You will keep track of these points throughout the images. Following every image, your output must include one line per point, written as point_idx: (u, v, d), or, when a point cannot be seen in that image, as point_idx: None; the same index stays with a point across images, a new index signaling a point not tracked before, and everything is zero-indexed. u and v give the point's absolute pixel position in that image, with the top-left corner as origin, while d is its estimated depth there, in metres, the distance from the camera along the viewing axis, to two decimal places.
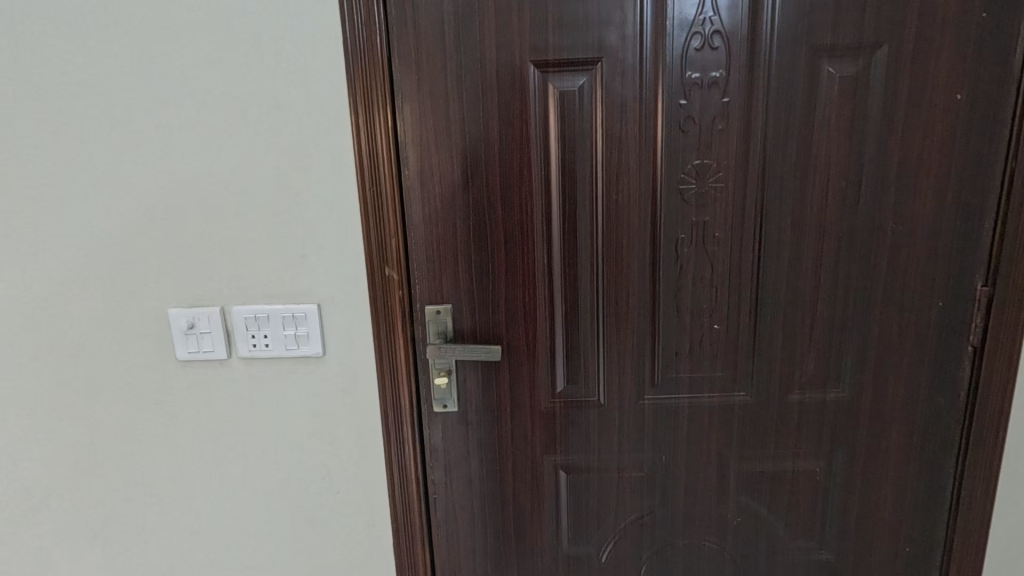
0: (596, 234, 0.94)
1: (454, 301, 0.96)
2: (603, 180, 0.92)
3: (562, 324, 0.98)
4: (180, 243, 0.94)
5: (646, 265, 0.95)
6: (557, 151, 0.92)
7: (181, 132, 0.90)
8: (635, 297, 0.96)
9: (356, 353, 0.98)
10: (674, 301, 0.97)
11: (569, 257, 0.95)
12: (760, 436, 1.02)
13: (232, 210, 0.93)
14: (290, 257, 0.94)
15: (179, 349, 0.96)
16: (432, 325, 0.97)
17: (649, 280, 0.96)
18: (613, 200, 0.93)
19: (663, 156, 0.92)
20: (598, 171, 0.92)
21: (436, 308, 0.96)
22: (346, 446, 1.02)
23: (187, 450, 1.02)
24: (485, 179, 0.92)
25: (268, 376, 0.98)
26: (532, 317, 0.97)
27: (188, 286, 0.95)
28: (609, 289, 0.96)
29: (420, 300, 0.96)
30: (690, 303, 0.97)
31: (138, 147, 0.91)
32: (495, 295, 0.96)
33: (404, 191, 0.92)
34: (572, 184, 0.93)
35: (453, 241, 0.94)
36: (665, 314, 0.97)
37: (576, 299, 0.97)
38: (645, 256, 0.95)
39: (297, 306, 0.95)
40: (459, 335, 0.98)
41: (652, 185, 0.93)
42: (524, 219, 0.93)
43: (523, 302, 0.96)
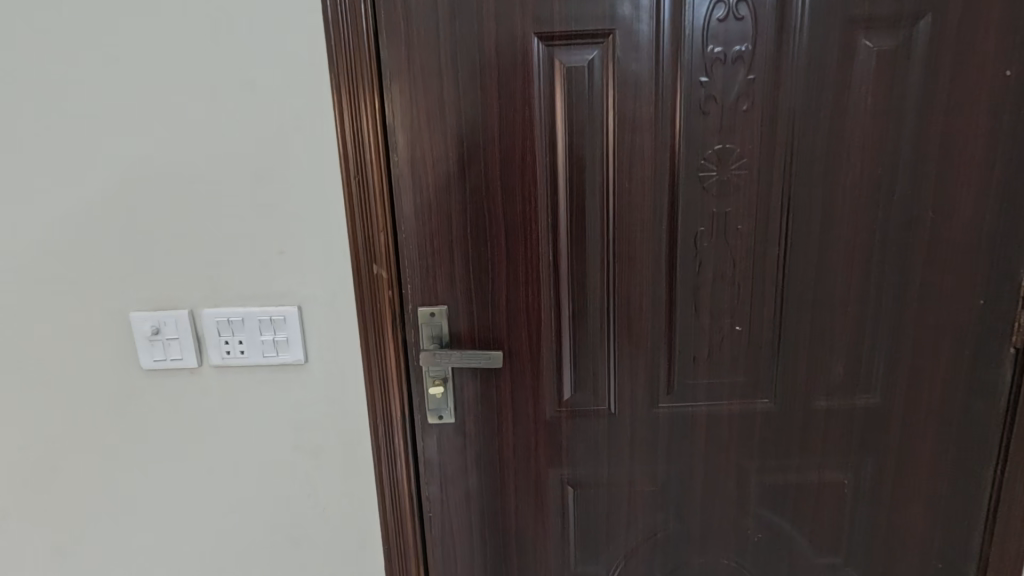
0: (606, 228, 0.85)
1: (450, 302, 0.87)
2: (614, 168, 0.83)
3: (569, 327, 0.89)
4: (143, 239, 0.84)
5: (662, 262, 0.87)
6: (564, 136, 0.82)
7: (142, 114, 0.80)
8: (649, 297, 0.88)
9: (342, 359, 0.88)
10: (691, 300, 0.88)
11: (577, 254, 0.86)
12: (783, 446, 0.95)
13: (201, 201, 0.83)
14: (268, 254, 0.84)
15: (144, 357, 0.86)
16: (425, 328, 0.87)
17: (665, 278, 0.87)
18: (626, 190, 0.84)
19: (682, 141, 0.83)
20: (609, 157, 0.83)
21: (430, 310, 0.87)
22: (332, 462, 0.92)
23: (157, 467, 0.92)
24: (484, 166, 0.83)
25: (245, 386, 0.89)
26: (536, 319, 0.88)
27: (153, 287, 0.85)
28: (621, 288, 0.87)
29: (412, 301, 0.87)
30: (710, 303, 0.89)
31: (92, 130, 0.81)
32: (496, 296, 0.87)
33: (394, 180, 0.83)
34: (581, 172, 0.84)
35: (448, 235, 0.85)
36: (682, 315, 0.89)
37: (584, 299, 0.88)
38: (660, 251, 0.86)
39: (276, 309, 0.86)
40: (456, 339, 0.89)
41: (668, 172, 0.84)
42: (527, 211, 0.84)
43: (527, 303, 0.87)
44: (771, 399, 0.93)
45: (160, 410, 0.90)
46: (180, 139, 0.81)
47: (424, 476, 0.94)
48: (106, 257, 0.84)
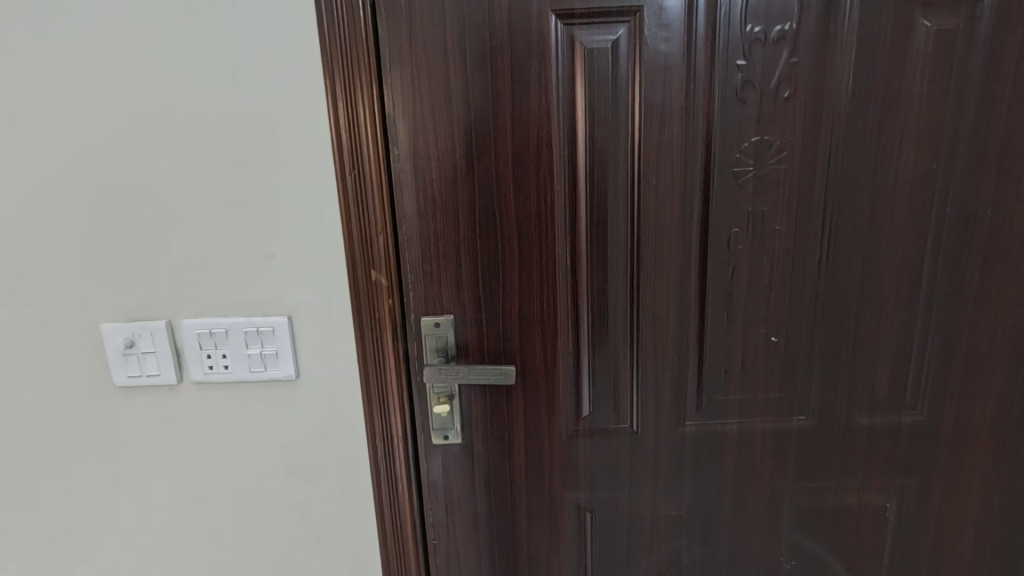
0: (631, 228, 0.77)
1: (457, 311, 0.78)
2: (640, 162, 0.75)
3: (588, 338, 0.81)
4: (114, 241, 0.75)
5: (691, 266, 0.78)
6: (584, 126, 0.74)
7: (111, 102, 0.71)
8: (677, 304, 0.79)
9: (338, 374, 0.80)
10: (723, 309, 0.80)
11: (598, 257, 0.78)
12: (821, 467, 0.86)
13: (179, 200, 0.74)
14: (255, 259, 0.76)
15: (117, 373, 0.77)
16: (430, 340, 0.79)
17: (694, 283, 0.79)
18: (653, 186, 0.76)
19: (716, 132, 0.74)
20: (634, 150, 0.75)
21: (435, 320, 0.78)
22: (327, 486, 0.84)
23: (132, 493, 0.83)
24: (494, 160, 0.74)
25: (231, 404, 0.80)
26: (552, 329, 0.80)
27: (127, 295, 0.76)
28: (646, 295, 0.79)
29: (415, 309, 0.78)
30: (743, 311, 0.80)
31: (56, 119, 0.72)
32: (508, 304, 0.79)
33: (394, 176, 0.74)
34: (602, 166, 0.75)
35: (454, 237, 0.76)
36: (713, 324, 0.80)
37: (605, 308, 0.80)
38: (690, 254, 0.78)
39: (263, 319, 0.77)
40: (463, 351, 0.80)
41: (700, 167, 0.75)
42: (543, 211, 0.76)
43: (541, 311, 0.79)
44: (809, 415, 0.85)
45: (135, 432, 0.81)
46: (154, 130, 0.72)
47: (428, 500, 0.86)
48: (72, 263, 0.75)
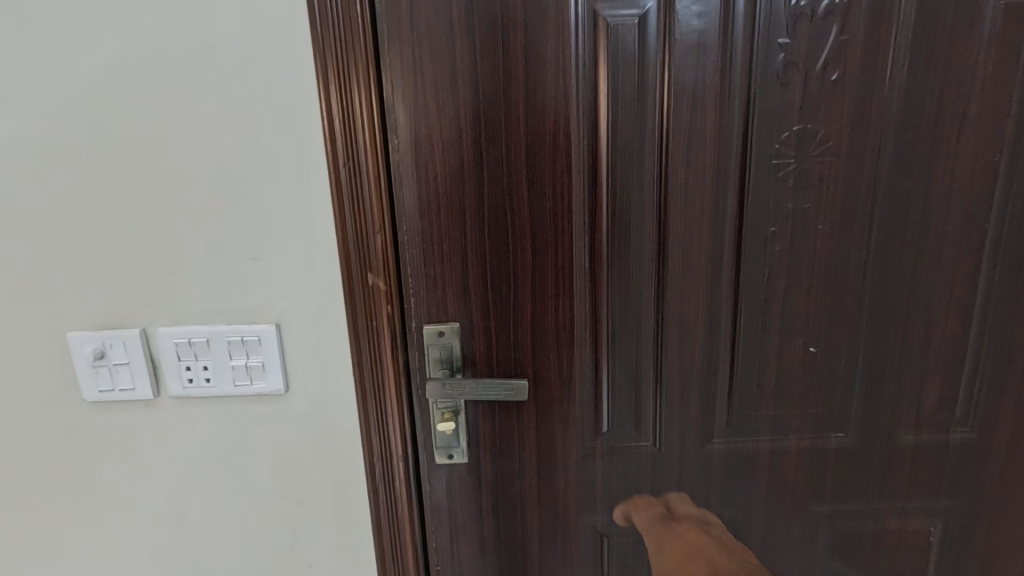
0: (657, 228, 0.69)
1: (464, 320, 0.71)
2: (668, 153, 0.67)
3: (608, 348, 0.73)
4: (82, 241, 0.67)
5: (723, 270, 0.71)
6: (607, 113, 0.66)
7: (75, 85, 0.63)
8: (707, 312, 0.72)
9: (332, 387, 0.72)
10: (757, 316, 0.72)
11: (621, 259, 0.70)
12: (860, 488, 0.79)
13: (154, 196, 0.66)
14: (238, 261, 0.68)
15: (86, 388, 0.70)
16: (433, 351, 0.71)
17: (726, 288, 0.71)
18: (682, 181, 0.68)
19: (754, 119, 0.66)
20: (662, 140, 0.67)
21: (438, 329, 0.71)
22: (320, 509, 0.77)
23: (104, 519, 0.75)
24: (506, 151, 0.66)
25: (213, 421, 0.73)
26: (569, 339, 0.72)
27: (97, 301, 0.68)
28: (673, 301, 0.71)
29: (417, 317, 0.71)
30: (779, 319, 0.73)
31: (14, 104, 0.64)
32: (521, 311, 0.71)
33: (394, 169, 0.66)
34: (627, 158, 0.67)
35: (461, 236, 0.68)
36: (746, 333, 0.73)
37: (627, 315, 0.72)
38: (722, 256, 0.70)
39: (248, 328, 0.69)
40: (469, 363, 0.73)
41: (735, 159, 0.67)
42: (560, 208, 0.68)
43: (556, 319, 0.71)
44: (849, 433, 0.77)
45: (106, 452, 0.73)
46: (123, 116, 0.64)
47: (431, 524, 0.78)
48: (34, 266, 0.67)
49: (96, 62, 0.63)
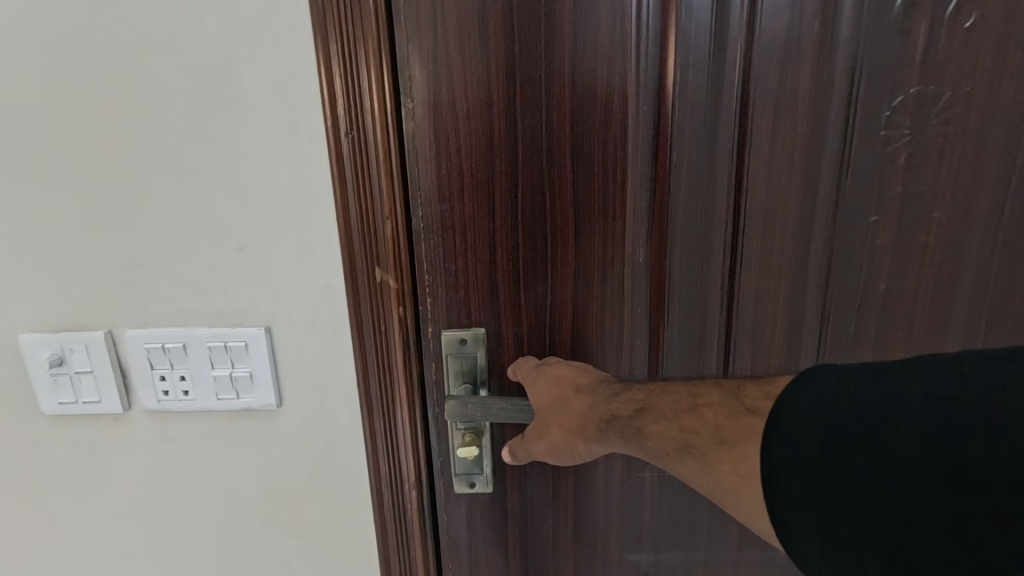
0: (730, 215, 0.56)
1: (491, 325, 0.59)
2: (750, 122, 0.54)
3: (665, 363, 0.61)
4: (36, 227, 0.56)
5: (808, 267, 0.58)
6: (675, 70, 0.52)
7: (18, 36, 0.52)
8: (786, 318, 0.60)
9: (332, 402, 0.61)
10: (848, 324, 0.60)
11: (683, 254, 0.58)
12: None
13: (118, 172, 0.55)
14: (220, 251, 0.57)
15: (43, 400, 0.59)
16: (453, 362, 0.59)
17: (811, 289, 0.59)
18: (765, 157, 0.55)
19: (861, 79, 0.52)
20: (744, 105, 0.53)
21: (459, 336, 0.58)
22: (320, 541, 0.66)
23: (68, 551, 0.64)
24: (546, 117, 0.53)
25: (194, 440, 0.62)
26: (617, 348, 0.60)
27: (55, 299, 0.57)
28: (743, 304, 0.59)
29: (434, 321, 0.59)
30: (873, 327, 0.60)
31: None
32: (560, 316, 0.59)
33: (408, 140, 0.54)
34: (697, 127, 0.54)
35: (489, 223, 0.56)
36: (832, 344, 0.60)
37: (688, 321, 0.60)
38: (808, 251, 0.58)
39: (232, 332, 0.58)
40: (495, 376, 0.61)
41: (834, 129, 0.54)
42: (613, 190, 0.55)
43: (602, 323, 0.59)
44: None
45: (69, 475, 0.62)
46: (81, 74, 0.53)
47: (448, 562, 0.67)
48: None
49: (42, 6, 0.51)
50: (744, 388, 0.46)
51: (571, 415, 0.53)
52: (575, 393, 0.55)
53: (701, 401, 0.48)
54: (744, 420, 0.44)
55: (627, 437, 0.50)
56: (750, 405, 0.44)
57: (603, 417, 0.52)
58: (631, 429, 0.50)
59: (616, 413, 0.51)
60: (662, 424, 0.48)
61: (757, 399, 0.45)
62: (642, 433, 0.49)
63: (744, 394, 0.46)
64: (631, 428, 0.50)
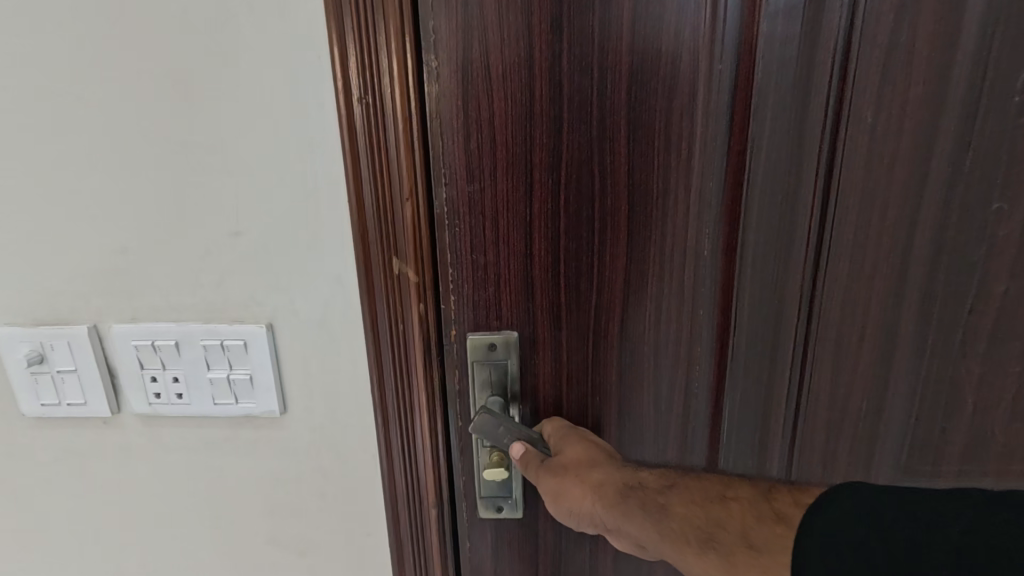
0: (817, 199, 0.49)
1: (525, 328, 0.50)
2: (851, 87, 0.47)
3: (726, 434, 0.55)
4: (18, 203, 0.49)
5: (912, 263, 0.51)
6: (762, 21, 0.45)
7: None
8: (877, 320, 0.52)
9: (343, 410, 0.54)
10: (953, 324, 0.53)
11: (755, 246, 0.50)
12: None
13: (97, 143, 0.48)
14: (215, 236, 0.50)
15: (24, 401, 0.53)
16: (480, 370, 0.51)
17: (915, 281, 0.51)
18: (866, 130, 0.47)
19: (999, 31, 0.45)
20: (845, 65, 0.46)
21: (488, 340, 0.50)
22: (328, 563, 0.59)
23: (54, 562, 0.59)
24: (600, 78, 0.44)
25: (189, 448, 0.55)
26: (675, 356, 0.51)
27: (36, 286, 0.51)
28: (828, 300, 0.52)
29: (458, 322, 0.50)
30: (986, 342, 0.53)
31: None
32: (606, 319, 0.50)
33: (430, 106, 0.44)
34: (784, 93, 0.46)
35: (526, 208, 0.47)
36: (933, 356, 0.54)
37: (760, 321, 0.52)
38: (912, 248, 0.50)
39: (229, 331, 0.51)
40: (528, 387, 0.52)
41: (958, 96, 0.47)
42: (677, 171, 0.47)
43: (656, 326, 0.50)
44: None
45: (54, 484, 0.56)
46: (63, 26, 0.45)
47: None
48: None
49: None
50: (777, 490, 0.40)
51: (594, 474, 0.46)
52: (607, 457, 0.48)
53: (730, 495, 0.41)
54: (771, 526, 0.38)
55: (645, 511, 0.43)
56: (781, 510, 0.38)
57: (626, 482, 0.45)
58: (654, 505, 0.43)
59: (643, 483, 0.45)
60: (688, 507, 0.42)
61: (787, 504, 0.39)
62: (665, 512, 0.42)
63: (774, 496, 0.40)
64: (654, 502, 0.43)
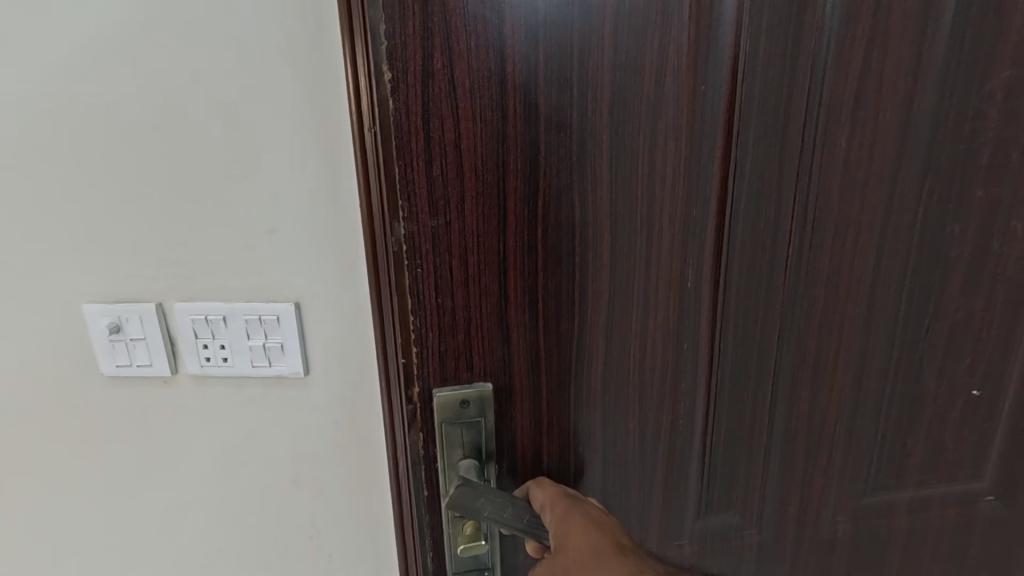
0: (793, 222, 0.54)
1: (500, 380, 0.55)
2: (825, 114, 0.51)
3: (713, 431, 0.59)
4: (100, 199, 0.59)
5: (878, 275, 0.56)
6: (743, 46, 0.49)
7: (93, 10, 0.54)
8: (852, 334, 0.58)
9: (359, 379, 0.65)
10: (916, 333, 0.58)
11: (740, 271, 0.55)
12: (991, 551, 0.69)
13: (162, 154, 0.58)
14: (255, 230, 0.60)
15: (102, 362, 0.64)
16: (453, 427, 0.55)
17: (882, 291, 0.57)
18: (840, 153, 0.52)
19: (956, 71, 0.51)
20: (818, 92, 0.51)
21: (460, 397, 0.55)
22: (342, 506, 0.70)
23: (118, 496, 0.70)
24: (576, 103, 0.49)
25: (232, 404, 0.66)
26: (658, 394, 0.58)
27: (114, 266, 0.61)
28: (799, 310, 0.57)
29: (422, 382, 0.54)
30: (941, 354, 0.59)
31: (34, 30, 0.55)
32: (590, 342, 0.55)
33: (384, 134, 0.48)
34: (766, 118, 0.51)
35: (499, 238, 0.51)
36: (899, 367, 0.60)
37: (748, 324, 0.56)
38: (880, 266, 0.56)
39: (265, 306, 0.62)
40: (505, 443, 0.57)
41: (923, 123, 0.52)
42: (662, 196, 0.52)
43: (639, 339, 0.56)
44: (990, 486, 0.66)
45: (122, 432, 0.67)
46: (140, 53, 0.55)
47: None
48: (31, 227, 0.60)
49: None
50: None
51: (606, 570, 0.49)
52: (616, 547, 0.51)
53: None
54: None
55: None
56: None
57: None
58: None
59: None
60: None
61: None
62: None
63: None
64: None
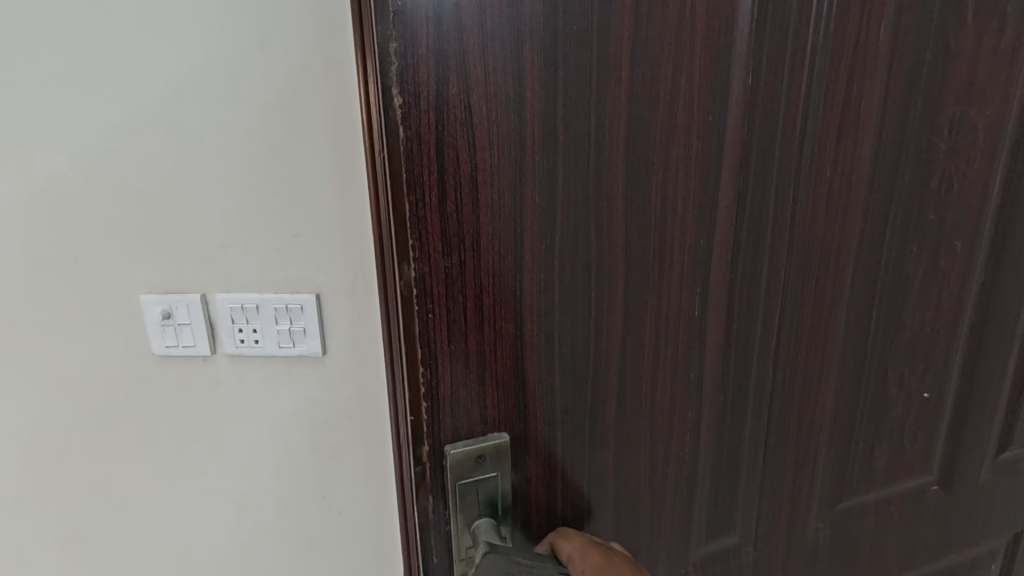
0: (783, 249, 0.59)
1: (515, 429, 0.55)
2: (808, 146, 0.56)
3: (716, 437, 0.63)
4: (153, 204, 0.69)
5: (846, 290, 0.61)
6: (745, 90, 0.52)
7: (151, 44, 0.63)
8: (831, 351, 0.64)
9: (371, 364, 0.75)
10: (880, 345, 0.65)
11: (743, 298, 0.59)
12: (938, 535, 0.76)
13: (206, 168, 0.67)
14: (282, 236, 0.69)
15: (154, 343, 0.75)
16: (468, 484, 0.54)
17: (853, 306, 0.62)
18: (819, 184, 0.57)
19: (911, 110, 0.57)
20: (807, 131, 0.55)
21: (478, 451, 0.54)
22: (353, 470, 0.80)
23: (164, 457, 0.80)
24: (594, 132, 0.49)
25: (263, 381, 0.76)
26: (668, 427, 0.61)
27: (165, 261, 0.71)
28: (784, 324, 0.61)
29: (433, 439, 0.53)
30: (901, 363, 0.66)
31: (99, 58, 0.64)
32: (605, 368, 0.56)
33: (398, 168, 0.46)
34: (764, 151, 0.55)
35: (515, 276, 0.51)
36: (869, 377, 0.66)
37: (741, 338, 0.60)
38: (852, 283, 0.61)
39: (291, 296, 0.71)
40: (519, 498, 0.58)
41: (887, 152, 0.58)
42: (673, 226, 0.54)
43: (650, 371, 0.58)
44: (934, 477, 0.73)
45: (170, 402, 0.78)
46: (190, 83, 0.64)
47: None
48: (95, 226, 0.70)
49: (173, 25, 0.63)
50: None
51: None
52: None
53: None
54: None
55: None
56: None
57: None
58: None
59: None
60: None
61: None
62: None
63: None
64: None
